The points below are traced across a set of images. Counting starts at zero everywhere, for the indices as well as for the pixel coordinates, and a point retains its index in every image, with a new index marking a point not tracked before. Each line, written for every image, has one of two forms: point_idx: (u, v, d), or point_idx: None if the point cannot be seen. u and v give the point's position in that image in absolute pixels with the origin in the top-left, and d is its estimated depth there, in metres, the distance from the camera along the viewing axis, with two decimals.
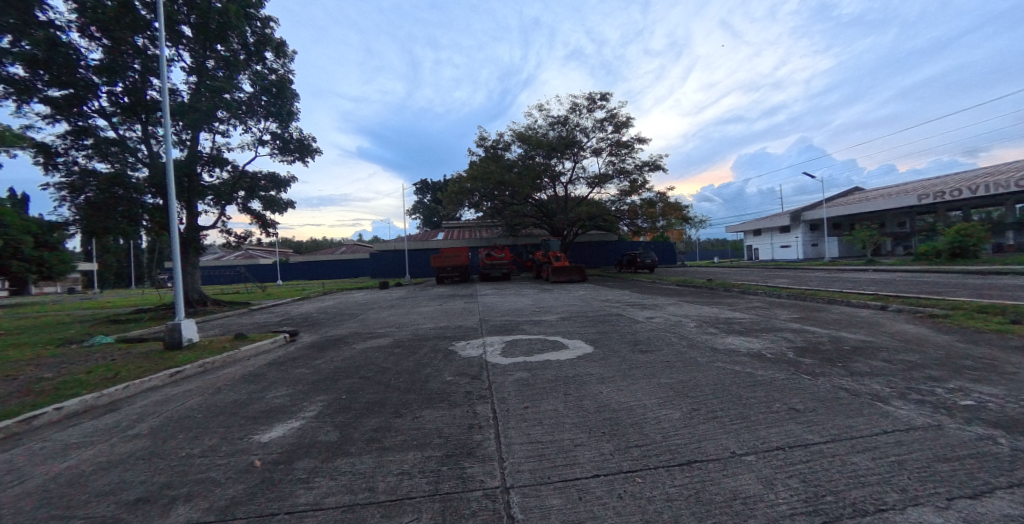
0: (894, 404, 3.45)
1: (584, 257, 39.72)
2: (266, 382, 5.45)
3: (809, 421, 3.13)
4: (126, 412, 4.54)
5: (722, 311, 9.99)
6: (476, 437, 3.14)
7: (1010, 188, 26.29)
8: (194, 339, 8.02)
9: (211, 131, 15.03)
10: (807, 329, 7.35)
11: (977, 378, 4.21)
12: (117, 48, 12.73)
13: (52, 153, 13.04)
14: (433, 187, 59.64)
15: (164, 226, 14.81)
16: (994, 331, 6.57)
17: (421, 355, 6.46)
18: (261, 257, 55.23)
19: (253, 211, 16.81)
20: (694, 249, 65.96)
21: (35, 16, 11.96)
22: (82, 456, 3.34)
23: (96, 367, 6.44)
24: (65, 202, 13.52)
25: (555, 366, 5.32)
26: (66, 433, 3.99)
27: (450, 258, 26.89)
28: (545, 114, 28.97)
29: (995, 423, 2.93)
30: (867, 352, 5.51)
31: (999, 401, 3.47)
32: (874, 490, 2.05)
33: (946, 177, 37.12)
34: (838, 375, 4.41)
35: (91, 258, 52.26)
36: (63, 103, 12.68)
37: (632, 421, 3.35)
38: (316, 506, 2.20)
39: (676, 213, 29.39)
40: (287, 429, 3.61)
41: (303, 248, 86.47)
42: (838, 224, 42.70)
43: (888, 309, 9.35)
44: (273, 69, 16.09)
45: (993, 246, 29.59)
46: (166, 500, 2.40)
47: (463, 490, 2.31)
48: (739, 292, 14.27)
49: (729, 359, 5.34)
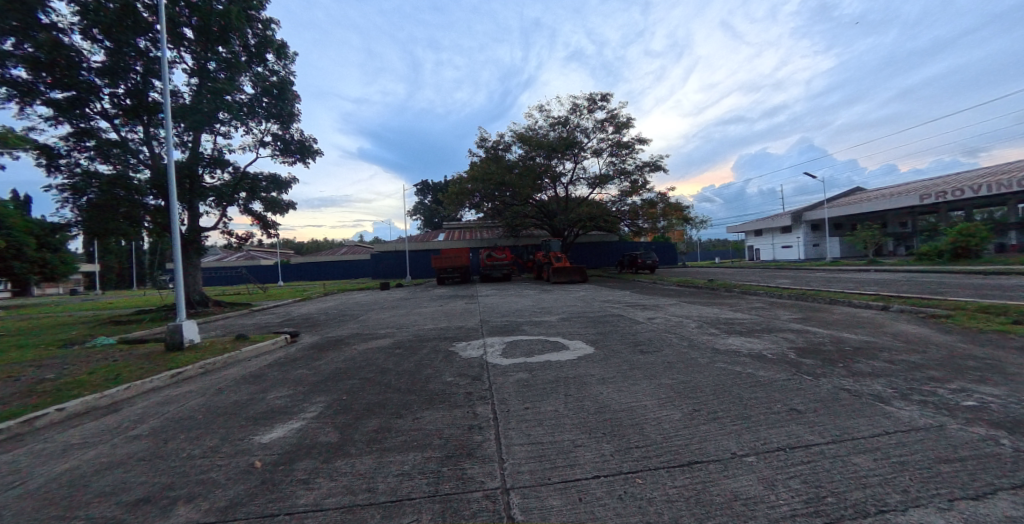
0: (896, 405, 3.45)
1: (585, 257, 39.78)
2: (267, 382, 5.47)
3: (810, 421, 3.13)
4: (129, 413, 4.58)
5: (723, 312, 9.98)
6: (476, 437, 3.15)
7: (1012, 188, 26.25)
8: (195, 340, 8.03)
9: (212, 132, 15.01)
10: (808, 330, 7.32)
11: (981, 378, 4.18)
12: (119, 50, 12.77)
13: (54, 155, 13.07)
14: (433, 188, 59.77)
15: (165, 227, 14.88)
16: (994, 331, 6.58)
17: (422, 355, 6.49)
18: (262, 258, 55.48)
19: (254, 212, 16.82)
20: (694, 249, 65.97)
21: (38, 18, 12.01)
22: (83, 456, 3.35)
23: (100, 368, 6.49)
24: (67, 203, 13.50)
25: (555, 367, 5.35)
26: (69, 433, 4.02)
27: (450, 259, 26.92)
28: (546, 115, 28.98)
29: (997, 423, 2.94)
30: (869, 352, 5.54)
31: (1001, 401, 3.47)
32: (875, 491, 2.04)
33: (949, 176, 36.99)
34: (838, 375, 4.42)
35: (92, 259, 52.48)
36: (66, 105, 12.71)
37: (633, 422, 3.35)
38: (317, 507, 2.20)
39: (676, 214, 29.36)
40: (287, 429, 3.62)
41: (303, 249, 86.75)
42: (839, 224, 42.66)
43: (890, 309, 9.34)
44: (274, 71, 16.10)
45: (995, 246, 29.51)
46: (166, 502, 2.40)
47: (463, 492, 2.30)
48: (740, 292, 14.29)
49: (730, 359, 5.37)
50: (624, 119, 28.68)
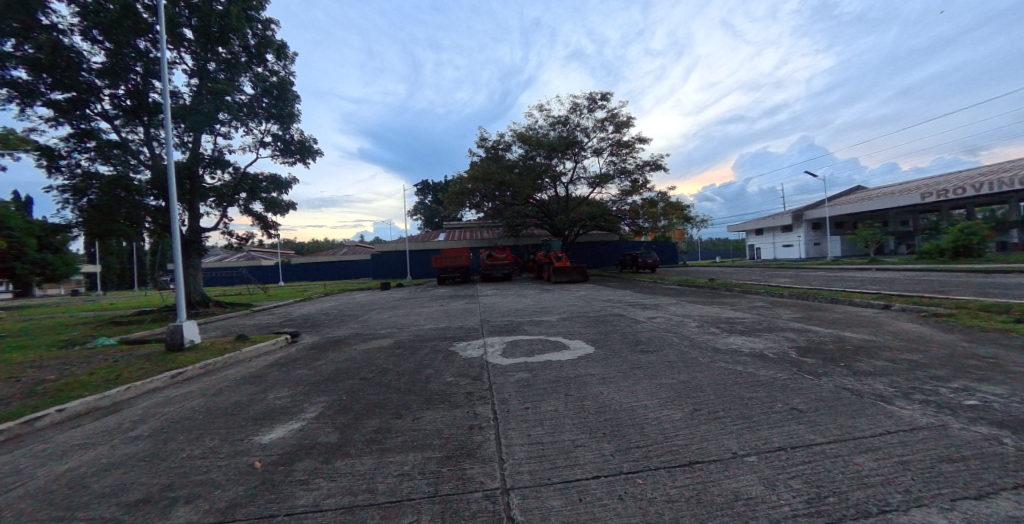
0: (898, 404, 3.43)
1: (585, 257, 39.73)
2: (267, 383, 5.48)
3: (811, 421, 3.12)
4: (129, 413, 4.59)
5: (724, 312, 9.94)
6: (477, 437, 3.14)
7: (1014, 186, 26.18)
8: (195, 341, 8.04)
9: (212, 132, 15.01)
10: (810, 329, 7.27)
11: (986, 378, 4.14)
12: (119, 51, 12.78)
13: (55, 157, 13.07)
14: (433, 188, 59.84)
15: (166, 228, 14.88)
16: (997, 331, 6.53)
17: (421, 355, 6.50)
18: (263, 258, 55.57)
19: (254, 213, 16.80)
20: (695, 249, 65.81)
21: (39, 20, 12.02)
22: (84, 457, 3.35)
23: (101, 368, 6.51)
24: (68, 204, 13.48)
25: (556, 366, 5.34)
26: (70, 434, 4.03)
27: (450, 258, 26.90)
28: (545, 114, 29.02)
29: (1000, 423, 2.91)
30: (870, 352, 5.50)
31: (1003, 400, 3.45)
32: (877, 491, 2.03)
33: (950, 175, 36.92)
34: (840, 375, 4.39)
35: (94, 260, 52.74)
36: (66, 105, 12.71)
37: (633, 422, 3.34)
38: (316, 508, 2.19)
39: (677, 213, 29.30)
40: (287, 430, 3.62)
41: (303, 249, 86.88)
42: (840, 223, 42.60)
43: (892, 308, 9.28)
44: (274, 71, 16.10)
45: (997, 244, 29.39)
46: (166, 502, 2.40)
47: (463, 492, 2.29)
48: (740, 292, 14.23)
49: (731, 359, 5.34)
50: (624, 119, 28.66)
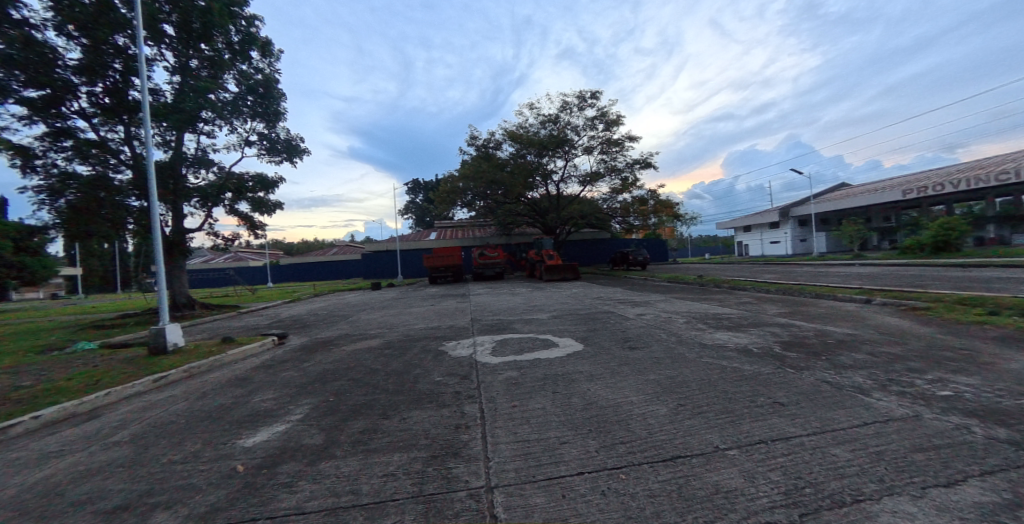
0: (876, 396, 3.51)
1: (577, 255, 39.99)
2: (253, 385, 5.41)
3: (793, 414, 3.19)
4: (107, 419, 4.46)
5: (712, 307, 10.06)
6: (463, 437, 3.13)
7: (990, 183, 26.96)
8: (179, 344, 7.88)
9: (195, 131, 14.69)
10: (794, 324, 7.36)
11: (960, 369, 4.27)
12: (96, 47, 12.46)
13: (30, 156, 12.68)
14: (425, 187, 59.59)
15: (149, 228, 14.54)
16: (972, 323, 6.74)
17: (411, 355, 6.45)
18: (251, 258, 54.86)
19: (240, 212, 16.53)
20: (685, 246, 66.59)
21: (9, 14, 11.61)
22: (60, 464, 3.27)
23: (78, 374, 6.30)
24: (44, 205, 13.07)
25: (545, 365, 5.31)
26: (45, 441, 3.91)
27: (442, 258, 26.80)
28: (536, 113, 29.02)
29: (972, 412, 3.01)
30: (851, 345, 5.65)
31: (975, 390, 3.55)
32: (852, 481, 2.07)
33: (930, 172, 37.84)
34: (821, 369, 4.49)
35: (75, 261, 51.35)
36: (41, 103, 12.34)
37: (619, 418, 3.36)
38: (299, 510, 2.17)
39: (667, 210, 29.51)
40: (270, 433, 3.56)
41: (293, 249, 85.94)
42: (824, 219, 43.36)
43: (873, 302, 9.51)
44: (259, 68, 15.83)
45: (975, 239, 30.25)
46: (144, 508, 2.35)
47: (448, 491, 2.29)
48: (728, 288, 14.45)
49: (717, 354, 5.41)
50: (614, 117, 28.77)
